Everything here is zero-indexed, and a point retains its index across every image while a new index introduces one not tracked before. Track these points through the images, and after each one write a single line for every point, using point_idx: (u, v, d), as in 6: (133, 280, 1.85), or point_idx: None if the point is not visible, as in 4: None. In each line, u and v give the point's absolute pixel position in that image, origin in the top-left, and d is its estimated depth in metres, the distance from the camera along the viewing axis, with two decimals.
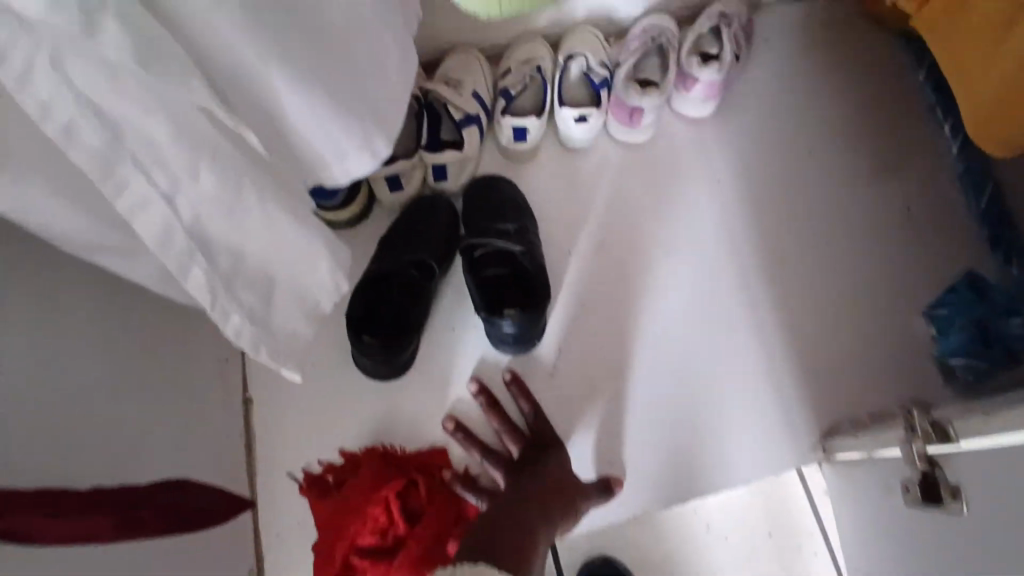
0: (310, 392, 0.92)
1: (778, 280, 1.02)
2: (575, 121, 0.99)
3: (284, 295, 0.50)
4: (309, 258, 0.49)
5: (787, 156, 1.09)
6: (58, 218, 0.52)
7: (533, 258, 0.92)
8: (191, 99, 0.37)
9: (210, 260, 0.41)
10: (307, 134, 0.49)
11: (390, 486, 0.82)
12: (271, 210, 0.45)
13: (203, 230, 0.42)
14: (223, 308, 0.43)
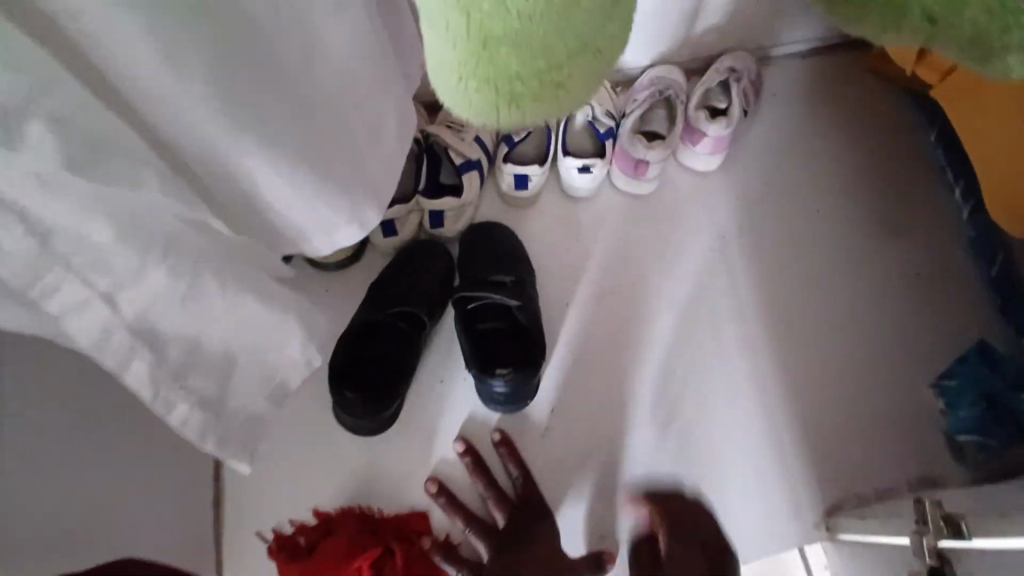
0: (287, 445, 0.88)
1: (782, 342, 0.98)
2: (578, 171, 0.95)
3: (243, 372, 0.47)
4: (278, 336, 0.48)
5: (794, 215, 1.06)
6: None
7: (530, 313, 0.87)
8: (141, 199, 0.36)
9: (156, 356, 0.40)
10: (286, 208, 0.47)
11: (363, 555, 0.78)
12: (230, 294, 0.43)
13: (148, 324, 0.40)
14: (165, 400, 0.41)
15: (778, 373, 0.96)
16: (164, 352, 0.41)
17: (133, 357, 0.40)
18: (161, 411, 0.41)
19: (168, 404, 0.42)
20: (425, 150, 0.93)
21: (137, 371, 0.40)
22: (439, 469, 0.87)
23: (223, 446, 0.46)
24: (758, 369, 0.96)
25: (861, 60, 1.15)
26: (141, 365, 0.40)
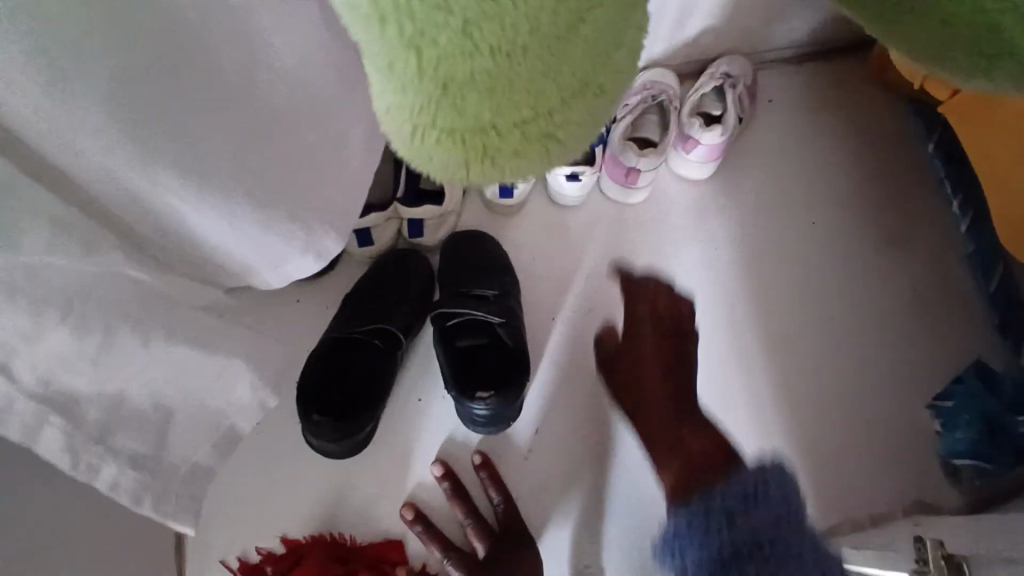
0: (252, 468, 0.82)
1: (776, 358, 0.95)
2: (567, 177, 0.90)
3: (183, 426, 0.53)
4: (225, 378, 0.55)
5: (789, 226, 1.02)
6: None
7: (514, 330, 0.82)
8: (27, 268, 0.38)
9: (68, 421, 0.45)
10: (222, 245, 0.48)
11: None
12: (156, 344, 0.48)
13: (58, 391, 0.44)
14: (89, 465, 0.46)
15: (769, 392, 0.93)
16: (81, 416, 0.46)
17: (44, 426, 0.44)
18: (86, 475, 0.47)
19: (94, 467, 0.47)
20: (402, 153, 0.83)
21: (50, 438, 0.44)
22: (415, 494, 0.82)
23: (155, 499, 0.50)
24: (753, 385, 0.93)
25: (860, 65, 1.11)
26: (52, 432, 0.44)
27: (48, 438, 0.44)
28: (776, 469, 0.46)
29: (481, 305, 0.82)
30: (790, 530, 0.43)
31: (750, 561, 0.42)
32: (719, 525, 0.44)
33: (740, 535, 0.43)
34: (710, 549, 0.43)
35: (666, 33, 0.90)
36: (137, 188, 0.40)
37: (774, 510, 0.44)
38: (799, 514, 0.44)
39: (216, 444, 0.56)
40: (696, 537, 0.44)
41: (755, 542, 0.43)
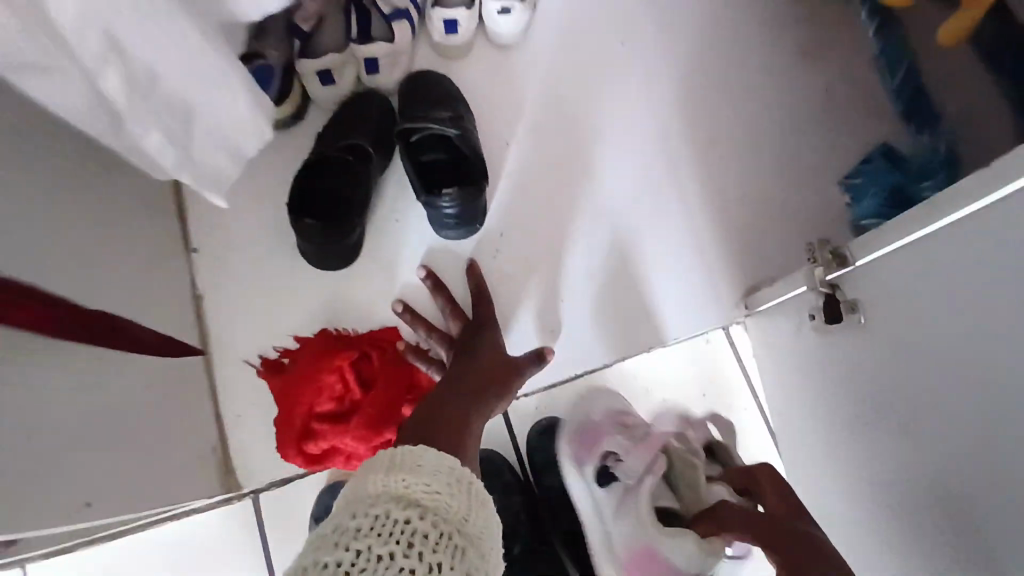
0: (259, 283, 0.94)
1: (710, 156, 1.09)
2: (500, 14, 1.03)
3: (201, 132, 0.51)
4: (224, 89, 0.51)
5: (713, 54, 1.13)
6: None
7: (468, 141, 0.95)
8: None
9: (125, 69, 0.43)
10: None
11: (343, 356, 0.86)
12: (187, 34, 0.45)
13: (113, 35, 0.41)
14: (138, 122, 0.46)
15: (694, 193, 1.06)
16: (131, 68, 0.44)
17: (106, 64, 0.42)
18: (135, 134, 0.46)
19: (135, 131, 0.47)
20: (352, 3, 0.99)
21: (111, 78, 0.43)
22: (404, 293, 0.96)
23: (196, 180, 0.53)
24: (684, 183, 1.07)
25: None
26: (113, 74, 0.42)
27: (110, 79, 0.42)
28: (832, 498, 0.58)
29: (440, 121, 0.94)
30: None
31: None
32: None
33: None
34: None
35: None
36: None
37: None
38: None
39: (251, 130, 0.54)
40: None
41: None
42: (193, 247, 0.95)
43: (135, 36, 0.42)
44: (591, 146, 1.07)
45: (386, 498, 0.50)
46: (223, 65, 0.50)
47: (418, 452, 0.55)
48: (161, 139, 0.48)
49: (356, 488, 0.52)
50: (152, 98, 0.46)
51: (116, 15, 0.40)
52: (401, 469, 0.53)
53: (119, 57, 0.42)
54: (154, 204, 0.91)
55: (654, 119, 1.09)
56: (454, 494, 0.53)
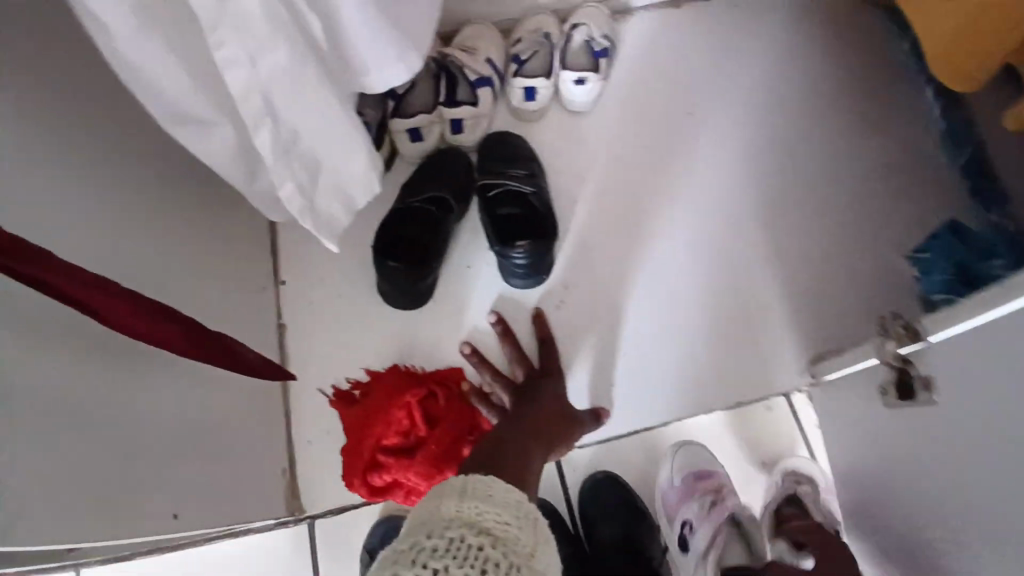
0: (338, 318, 1.01)
1: (772, 223, 1.11)
2: (575, 83, 1.12)
3: (325, 184, 0.59)
4: (350, 153, 0.58)
5: (776, 127, 1.18)
6: (256, 54, 0.46)
7: (542, 199, 1.02)
8: (219, 22, 0.44)
9: (275, 128, 0.51)
10: (360, 49, 0.55)
11: (412, 393, 0.91)
12: (332, 104, 0.53)
13: (272, 102, 0.50)
14: (279, 172, 0.54)
15: (755, 258, 1.09)
16: (282, 128, 0.52)
17: (261, 124, 0.50)
18: (276, 180, 0.55)
19: (278, 179, 0.55)
20: (442, 70, 1.09)
21: (263, 135, 0.51)
22: (471, 336, 1.01)
23: (315, 225, 0.60)
24: (747, 249, 1.10)
25: None
26: (265, 133, 0.51)
27: (262, 135, 0.51)
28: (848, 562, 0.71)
29: (517, 178, 1.02)
30: None
31: None
32: None
33: None
34: None
35: None
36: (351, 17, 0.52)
37: None
38: None
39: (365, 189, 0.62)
40: None
41: None
42: (282, 279, 1.03)
43: (288, 102, 0.50)
44: (657, 209, 1.12)
45: (461, 523, 0.53)
46: (358, 133, 0.57)
47: (490, 481, 0.58)
48: (293, 189, 0.56)
49: (428, 509, 0.55)
50: (293, 153, 0.54)
51: (278, 86, 0.49)
52: (474, 497, 0.56)
53: (272, 120, 0.51)
54: (253, 240, 1.00)
55: (717, 185, 1.13)
56: (521, 526, 0.56)
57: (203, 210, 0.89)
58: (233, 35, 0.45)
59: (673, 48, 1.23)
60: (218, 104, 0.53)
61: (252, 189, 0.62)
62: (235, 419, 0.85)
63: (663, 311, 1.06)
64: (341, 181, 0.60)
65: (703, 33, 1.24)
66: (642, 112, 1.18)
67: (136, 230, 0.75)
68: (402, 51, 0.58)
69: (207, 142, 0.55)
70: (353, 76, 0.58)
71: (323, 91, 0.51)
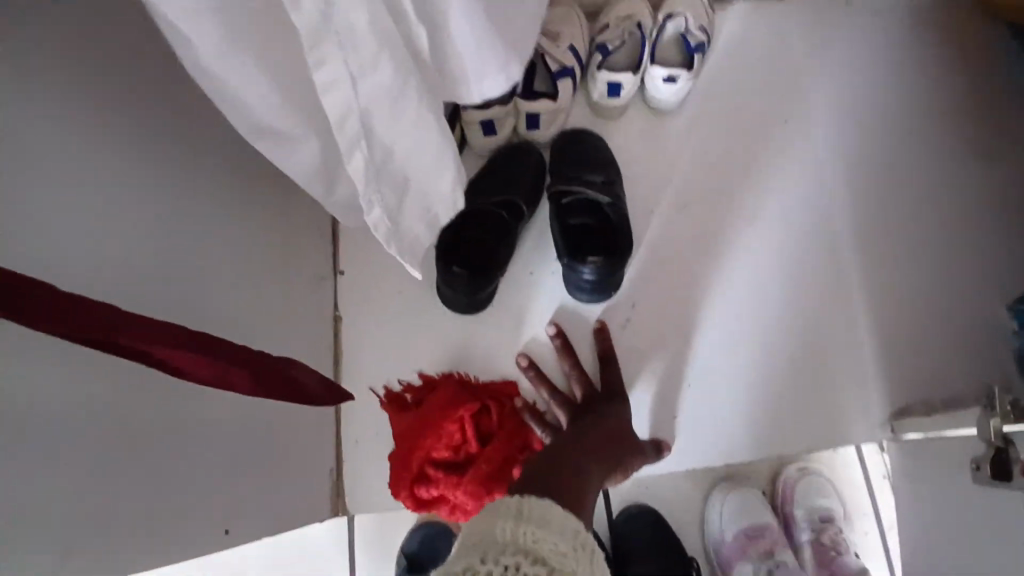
0: (394, 315, 0.98)
1: (862, 254, 1.03)
2: (665, 81, 1.02)
3: (411, 206, 0.54)
4: (439, 171, 0.53)
5: (880, 145, 1.07)
6: (362, 72, 0.39)
7: (619, 210, 0.95)
8: (323, 35, 0.37)
9: (370, 151, 0.45)
10: (461, 58, 0.48)
11: (465, 407, 0.89)
12: (426, 116, 0.47)
13: (370, 123, 0.43)
14: (369, 198, 0.48)
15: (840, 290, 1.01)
16: (376, 151, 0.46)
17: (357, 148, 0.44)
18: (365, 209, 0.48)
19: (367, 206, 0.49)
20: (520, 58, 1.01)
21: (357, 160, 0.45)
22: (529, 348, 0.97)
23: (399, 251, 0.55)
24: (833, 280, 1.02)
25: None
26: (360, 157, 0.44)
27: (356, 159, 0.44)
28: None
29: (593, 186, 0.94)
30: None
31: None
32: None
33: None
34: None
35: None
36: (454, 25, 0.45)
37: None
38: None
39: (449, 208, 0.58)
40: None
41: None
42: (341, 269, 1.00)
43: (386, 125, 0.44)
44: (740, 227, 1.04)
45: (517, 549, 0.46)
46: (447, 147, 0.51)
47: (547, 507, 0.52)
48: (381, 217, 0.50)
49: (479, 528, 0.49)
50: (383, 177, 0.48)
51: (379, 107, 0.42)
52: (530, 522, 0.50)
53: (368, 143, 0.44)
54: (312, 228, 0.97)
55: (806, 204, 1.05)
56: (578, 559, 0.49)
57: (263, 199, 0.86)
58: (338, 54, 0.38)
59: (771, 46, 1.12)
60: (305, 123, 0.48)
61: (333, 205, 0.58)
62: (289, 417, 0.83)
63: (733, 335, 1.00)
64: (424, 202, 0.56)
65: (807, 31, 1.12)
66: (732, 117, 1.09)
67: (199, 224, 0.72)
68: (507, 59, 0.50)
69: (291, 161, 0.51)
70: (450, 87, 0.51)
71: (421, 109, 0.45)
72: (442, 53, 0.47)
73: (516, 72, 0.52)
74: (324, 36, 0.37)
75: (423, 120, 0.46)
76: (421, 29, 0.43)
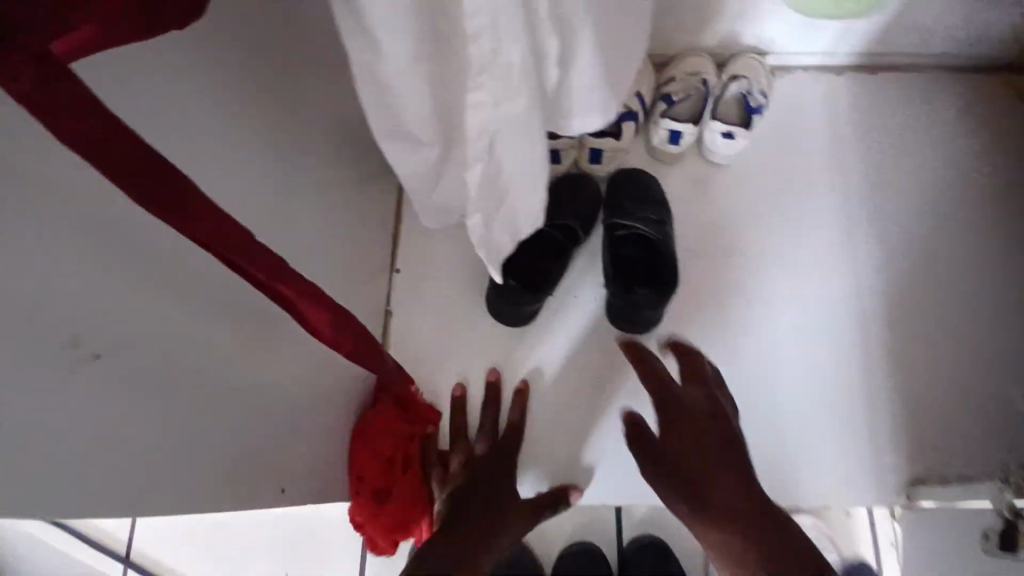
0: (442, 319, 1.05)
1: (889, 323, 1.08)
2: (722, 136, 1.09)
3: (504, 221, 0.60)
4: (533, 190, 0.59)
5: (916, 225, 1.13)
6: (503, 101, 0.45)
7: (667, 248, 1.02)
8: (486, 66, 0.43)
9: (488, 166, 0.51)
10: (579, 99, 0.55)
11: (400, 427, 0.90)
12: (538, 143, 0.53)
13: (496, 142, 0.49)
14: (476, 203, 0.55)
15: (865, 354, 1.06)
16: (494, 166, 0.52)
17: (478, 161, 0.50)
18: (470, 212, 0.56)
19: (472, 208, 0.56)
20: None
21: (475, 170, 0.51)
22: (566, 367, 1.03)
23: (487, 256, 0.61)
24: (859, 343, 1.07)
25: (1013, 86, 1.19)
26: (478, 170, 0.51)
27: (473, 173, 0.51)
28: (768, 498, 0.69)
29: (646, 223, 1.02)
30: None
31: None
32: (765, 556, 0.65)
33: None
34: None
35: (790, 38, 1.14)
36: (583, 70, 0.51)
37: None
38: None
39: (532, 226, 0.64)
40: None
41: None
42: (397, 267, 1.07)
43: (509, 147, 0.50)
44: (776, 282, 1.10)
45: None
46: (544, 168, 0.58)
47: None
48: (479, 220, 0.57)
49: None
50: (492, 188, 0.55)
51: (509, 131, 0.48)
52: None
53: (489, 157, 0.50)
54: (380, 226, 1.04)
55: (841, 268, 1.10)
56: None
57: (345, 194, 0.93)
58: (495, 82, 0.44)
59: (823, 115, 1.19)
60: (438, 132, 0.55)
61: (431, 206, 0.65)
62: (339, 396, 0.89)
63: (759, 382, 1.05)
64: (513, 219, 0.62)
65: (858, 108, 1.19)
66: (780, 178, 1.15)
67: (295, 208, 0.79)
68: (612, 104, 0.57)
69: (413, 162, 0.58)
70: (559, 122, 0.58)
71: (536, 137, 0.51)
72: (564, 92, 0.54)
73: (613, 113, 0.59)
74: (487, 67, 0.43)
75: (536, 145, 0.53)
76: (558, 71, 0.49)
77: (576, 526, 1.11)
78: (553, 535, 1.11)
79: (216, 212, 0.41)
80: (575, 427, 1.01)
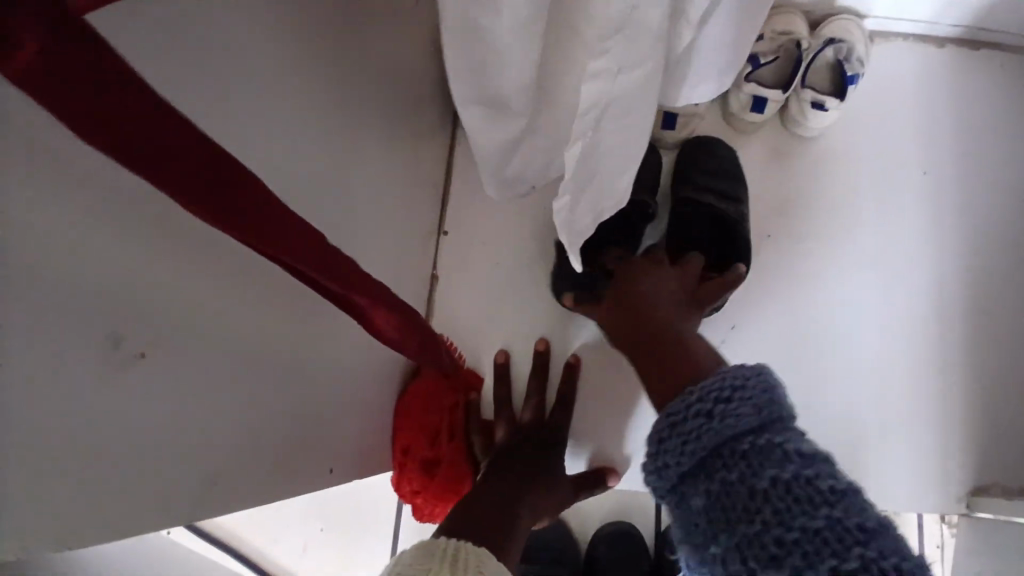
0: (490, 288, 0.98)
1: (973, 323, 0.99)
2: (814, 107, 0.98)
3: (594, 204, 0.53)
4: (626, 167, 0.53)
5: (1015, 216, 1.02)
6: (628, 67, 0.38)
7: (741, 228, 0.93)
8: (617, 26, 0.35)
9: (592, 147, 0.42)
10: (697, 67, 0.47)
11: (444, 399, 0.87)
12: (647, 117, 0.46)
13: (607, 118, 0.41)
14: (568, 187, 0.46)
15: (944, 355, 0.98)
16: (596, 145, 0.42)
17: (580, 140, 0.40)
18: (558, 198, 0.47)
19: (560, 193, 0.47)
20: None
21: (572, 152, 0.41)
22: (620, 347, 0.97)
23: (572, 246, 0.53)
24: (939, 342, 0.99)
25: None
26: (574, 152, 0.41)
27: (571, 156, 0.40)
28: (758, 368, 0.52)
29: (720, 199, 0.93)
30: (770, 430, 0.47)
31: (735, 466, 0.47)
32: (696, 432, 0.50)
33: (712, 445, 0.49)
34: (688, 461, 0.50)
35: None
36: (710, 34, 0.44)
37: (753, 418, 0.48)
38: (768, 424, 0.48)
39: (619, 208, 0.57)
40: (682, 451, 0.50)
41: (758, 488, 0.45)
42: (445, 230, 1.00)
43: (616, 121, 0.42)
44: (856, 275, 1.01)
45: None
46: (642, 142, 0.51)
47: None
48: (567, 202, 0.48)
49: None
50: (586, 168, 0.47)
51: (625, 102, 0.41)
52: None
53: (594, 136, 0.41)
54: (430, 185, 0.97)
55: (928, 260, 1.01)
56: None
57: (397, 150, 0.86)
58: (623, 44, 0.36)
59: (924, 87, 1.06)
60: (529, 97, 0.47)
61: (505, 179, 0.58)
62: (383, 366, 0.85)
63: (825, 377, 0.98)
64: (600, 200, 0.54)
65: (964, 81, 1.07)
66: (869, 159, 1.04)
67: None
68: (729, 73, 0.50)
69: (495, 130, 0.50)
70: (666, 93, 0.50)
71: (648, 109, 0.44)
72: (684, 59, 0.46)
73: (724, 83, 0.51)
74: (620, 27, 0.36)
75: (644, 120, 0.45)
76: (687, 35, 0.42)
77: (614, 506, 1.08)
78: (588, 515, 1.08)
79: (250, 179, 0.30)
80: (624, 410, 0.96)
